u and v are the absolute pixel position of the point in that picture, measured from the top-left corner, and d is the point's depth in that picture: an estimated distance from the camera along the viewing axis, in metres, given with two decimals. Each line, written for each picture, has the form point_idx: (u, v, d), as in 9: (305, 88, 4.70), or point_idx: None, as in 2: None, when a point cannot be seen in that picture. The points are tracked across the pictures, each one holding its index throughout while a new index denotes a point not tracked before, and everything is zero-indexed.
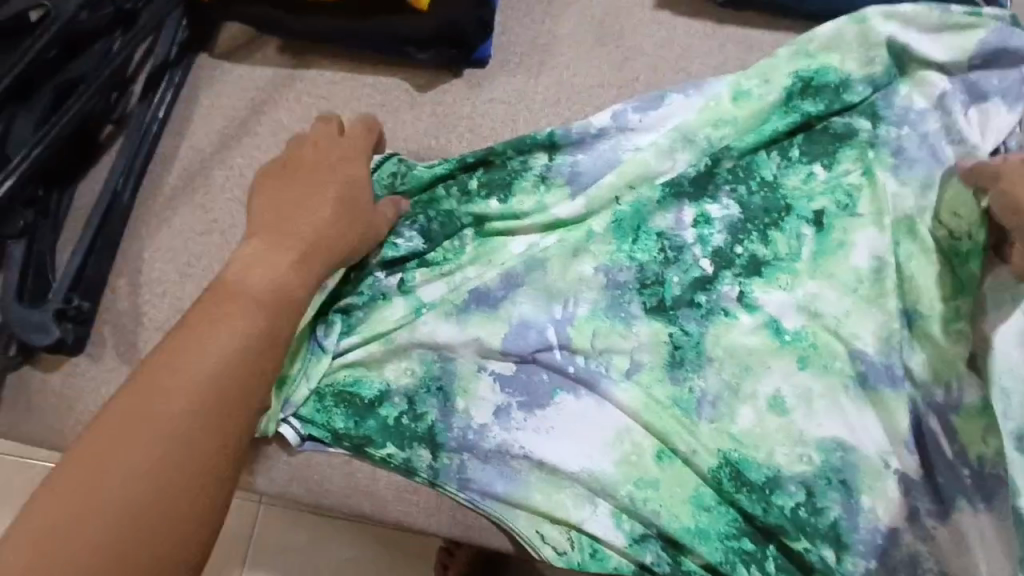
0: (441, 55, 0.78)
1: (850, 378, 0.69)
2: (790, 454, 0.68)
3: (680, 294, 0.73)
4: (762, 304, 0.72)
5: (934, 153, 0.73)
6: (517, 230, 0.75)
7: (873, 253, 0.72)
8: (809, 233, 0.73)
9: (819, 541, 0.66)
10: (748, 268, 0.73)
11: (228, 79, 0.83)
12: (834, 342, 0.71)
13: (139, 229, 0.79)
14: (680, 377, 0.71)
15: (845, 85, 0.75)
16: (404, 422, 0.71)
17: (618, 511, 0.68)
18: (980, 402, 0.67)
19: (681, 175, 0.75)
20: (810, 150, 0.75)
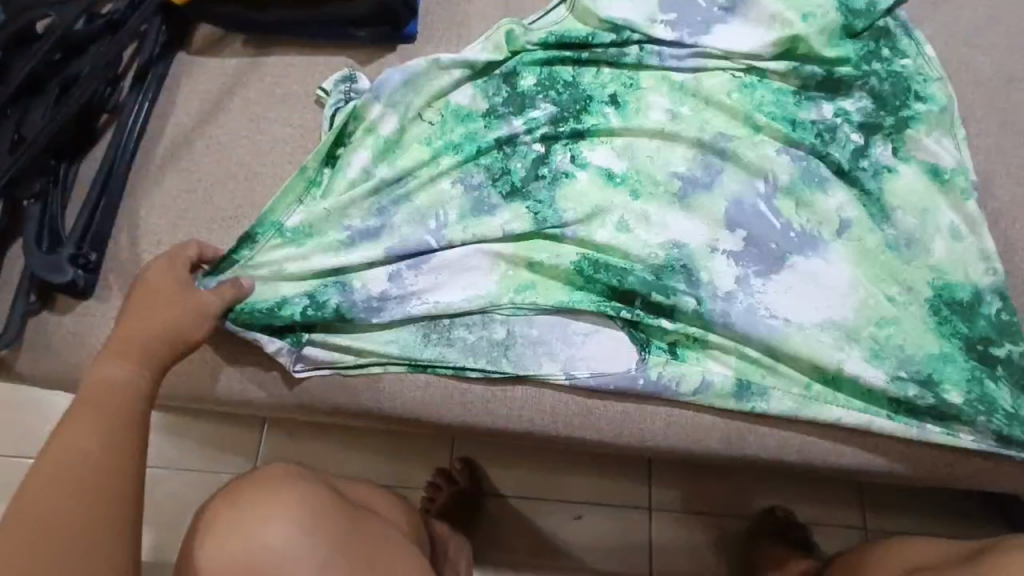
0: (376, 32, 0.96)
1: (673, 197, 0.87)
2: (644, 249, 0.85)
3: (525, 175, 0.90)
4: (589, 161, 0.91)
5: (765, 247, 0.83)
6: (403, 149, 0.92)
7: (649, 252, 0.85)
8: (610, 111, 0.93)
9: (656, 296, 0.83)
10: (572, 135, 0.92)
11: (203, 70, 1.00)
12: (652, 168, 0.89)
13: (135, 194, 0.94)
14: (541, 224, 0.87)
15: (627, 271, 0.84)
16: (309, 314, 0.85)
17: (521, 287, 0.87)
18: (790, 180, 0.86)
19: (507, 231, 0.87)
20: (644, 295, 0.83)
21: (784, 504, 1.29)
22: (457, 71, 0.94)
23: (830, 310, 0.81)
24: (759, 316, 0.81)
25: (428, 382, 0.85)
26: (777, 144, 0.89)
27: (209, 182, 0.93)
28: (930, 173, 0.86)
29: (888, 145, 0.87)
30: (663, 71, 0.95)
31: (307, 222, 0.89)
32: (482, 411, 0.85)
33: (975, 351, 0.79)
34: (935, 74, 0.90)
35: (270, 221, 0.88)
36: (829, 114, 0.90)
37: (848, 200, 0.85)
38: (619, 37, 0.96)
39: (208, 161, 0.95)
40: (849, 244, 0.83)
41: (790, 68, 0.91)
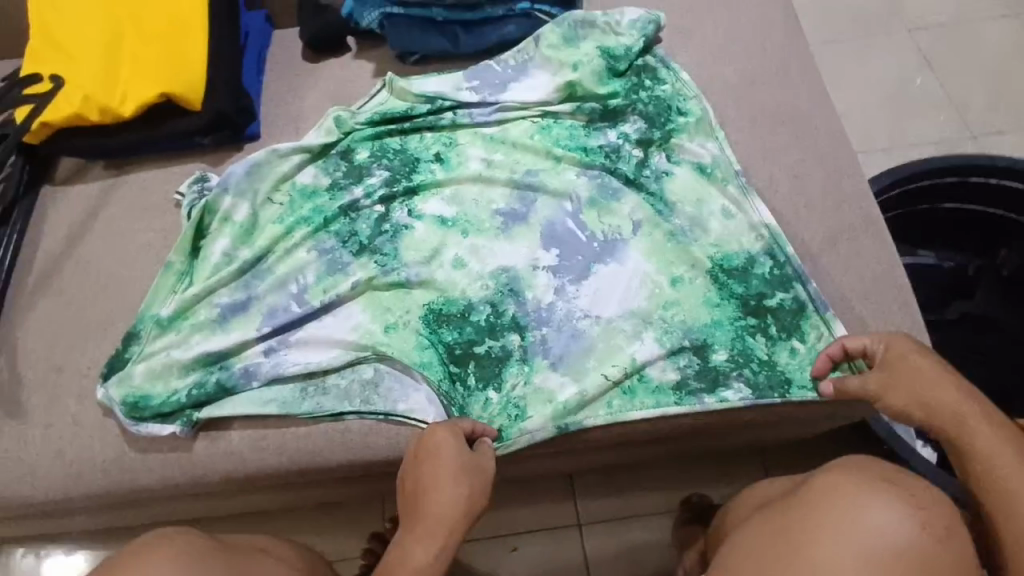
0: (219, 137, 1.09)
1: (498, 230, 1.03)
2: (476, 285, 0.99)
3: (371, 234, 1.03)
4: (424, 211, 1.05)
5: (579, 270, 0.99)
6: (262, 230, 1.03)
7: (481, 284, 0.99)
8: (436, 167, 1.08)
9: (505, 332, 0.96)
10: (407, 193, 1.06)
11: (69, 197, 1.10)
12: (479, 212, 1.05)
13: (12, 319, 1.01)
14: (390, 271, 1.00)
15: (469, 308, 0.98)
16: (195, 394, 0.92)
17: (390, 328, 0.97)
18: (589, 199, 1.04)
19: (356, 284, 0.98)
20: (487, 323, 0.97)
21: (700, 490, 1.39)
22: (297, 156, 1.07)
23: (629, 301, 0.97)
24: (574, 318, 0.97)
25: (310, 430, 0.92)
26: (577, 168, 1.07)
27: (83, 294, 1.01)
28: (698, 170, 1.05)
29: (662, 154, 1.07)
30: (476, 127, 1.11)
31: (181, 308, 0.97)
32: (362, 446, 0.91)
33: (747, 307, 0.96)
34: (692, 91, 1.11)
35: (146, 317, 0.96)
36: (614, 139, 1.09)
37: (638, 205, 1.03)
38: (433, 105, 1.13)
39: (80, 276, 1.03)
40: (643, 241, 1.00)
41: (573, 105, 1.11)
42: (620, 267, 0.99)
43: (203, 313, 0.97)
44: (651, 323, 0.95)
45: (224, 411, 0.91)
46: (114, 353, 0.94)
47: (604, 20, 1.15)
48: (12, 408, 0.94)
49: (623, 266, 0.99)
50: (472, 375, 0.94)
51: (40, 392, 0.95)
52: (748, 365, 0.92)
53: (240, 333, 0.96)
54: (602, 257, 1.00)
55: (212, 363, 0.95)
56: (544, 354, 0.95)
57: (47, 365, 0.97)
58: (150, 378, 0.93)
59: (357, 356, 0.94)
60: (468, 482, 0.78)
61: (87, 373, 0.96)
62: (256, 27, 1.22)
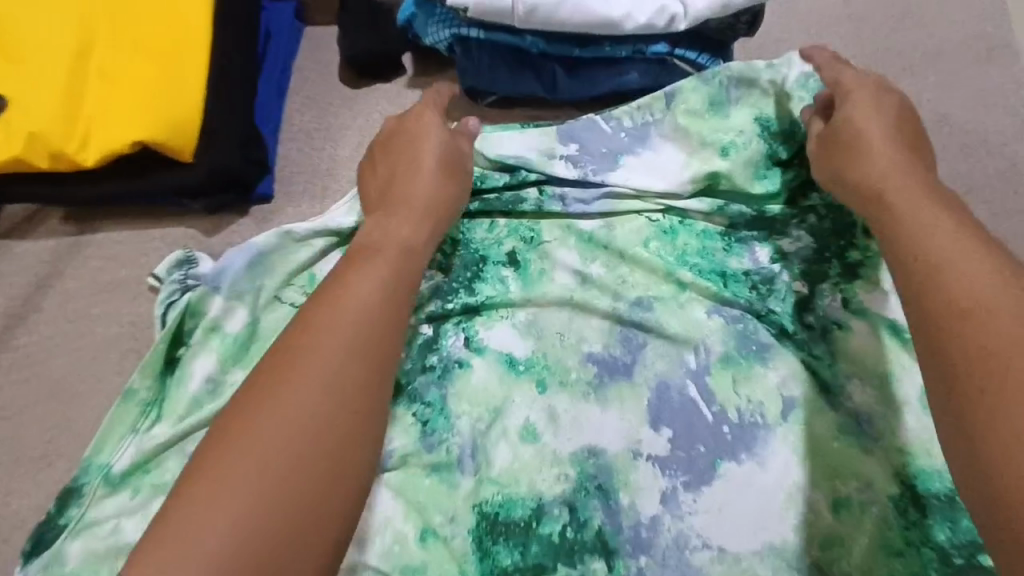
0: (217, 200, 0.78)
1: (588, 387, 0.73)
2: (550, 476, 0.70)
3: (410, 368, 0.74)
4: (487, 343, 0.75)
5: (699, 470, 0.69)
6: (261, 348, 0.73)
7: (557, 474, 0.70)
8: (509, 275, 0.78)
9: (586, 556, 0.66)
10: (465, 312, 0.77)
11: (13, 257, 0.81)
12: (562, 357, 0.74)
13: None
14: (435, 444, 0.71)
15: (537, 512, 0.68)
16: None
17: (424, 534, 0.68)
18: (724, 357, 0.72)
19: (389, 452, 0.71)
20: (560, 540, 0.67)
21: None
22: (320, 240, 0.76)
23: (774, 529, 0.66)
24: (687, 547, 0.66)
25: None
26: (708, 302, 0.75)
27: (18, 407, 0.75)
28: (890, 331, 0.71)
29: (838, 295, 0.74)
30: (568, 218, 0.80)
31: (141, 459, 0.70)
32: None
33: (950, 568, 0.63)
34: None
35: (95, 466, 0.70)
36: (764, 259, 0.77)
37: (792, 373, 0.71)
38: (512, 176, 0.80)
39: (15, 379, 0.76)
40: (797, 432, 0.69)
41: (712, 208, 0.78)
42: (764, 475, 0.68)
43: (168, 467, 0.70)
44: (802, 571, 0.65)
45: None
46: (43, 519, 0.67)
47: (771, 78, 0.80)
48: None
49: (770, 475, 0.68)
50: None
51: None
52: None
53: None
54: (734, 451, 0.69)
55: None
56: None
57: None
58: (85, 567, 0.65)
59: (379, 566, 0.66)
60: (430, 223, 0.70)
61: (13, 531, 0.71)
62: (282, 22, 0.90)
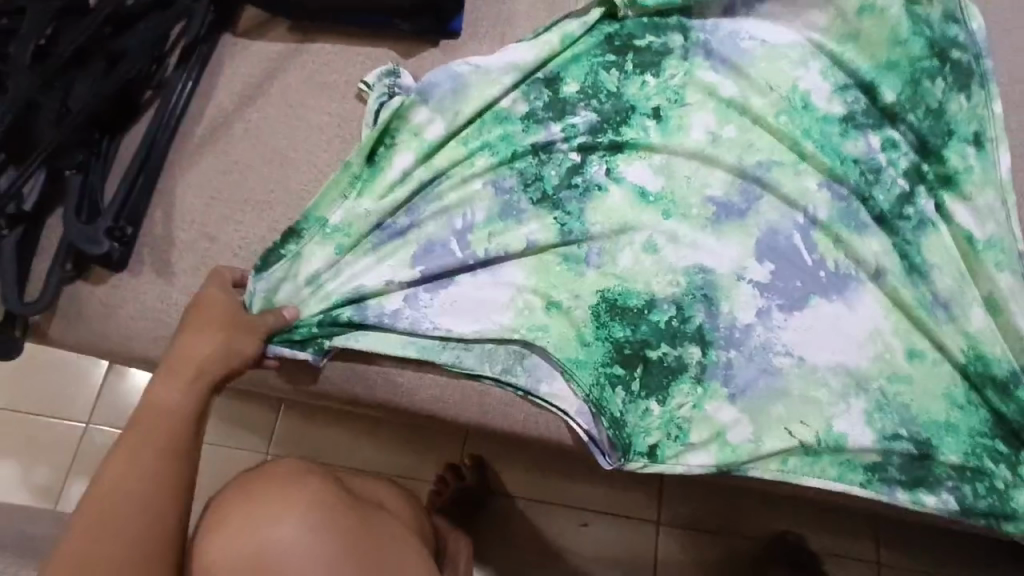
0: (420, 24, 0.97)
1: (706, 219, 0.87)
2: (664, 281, 0.85)
3: (559, 182, 0.90)
4: (624, 175, 0.90)
5: (788, 295, 0.84)
6: (443, 151, 0.91)
7: (671, 278, 0.85)
8: (652, 126, 0.92)
9: (686, 342, 0.83)
10: (611, 148, 0.91)
11: (248, 53, 1.01)
12: (687, 196, 0.89)
13: (174, 172, 0.96)
14: (571, 241, 0.87)
15: (649, 305, 0.84)
16: (327, 320, 0.86)
17: (550, 306, 0.86)
18: (828, 223, 0.85)
19: (531, 241, 0.87)
20: (663, 331, 0.83)
21: (804, 530, 1.20)
22: (509, 76, 0.92)
23: (839, 348, 0.81)
24: (773, 351, 0.82)
25: (444, 386, 0.86)
26: (820, 176, 0.88)
27: (246, 165, 0.95)
28: (968, 238, 0.83)
29: (932, 198, 0.86)
30: (711, 84, 0.92)
31: (346, 221, 0.88)
32: (497, 413, 0.85)
33: (1003, 427, 0.79)
34: (976, 122, 0.87)
35: (309, 216, 0.88)
36: (876, 145, 0.88)
37: (882, 250, 0.84)
38: (662, 45, 0.95)
39: (245, 144, 0.96)
40: (884, 290, 0.83)
41: (831, 68, 0.92)
42: (839, 304, 0.83)
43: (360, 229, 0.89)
44: (859, 381, 0.80)
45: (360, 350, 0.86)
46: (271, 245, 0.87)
47: None
48: (162, 269, 0.91)
49: (843, 308, 0.83)
50: (622, 396, 0.82)
51: (189, 257, 0.91)
52: (973, 482, 0.77)
53: (384, 267, 0.88)
54: (820, 292, 0.83)
55: (353, 290, 0.86)
56: (724, 378, 0.82)
57: (202, 232, 0.92)
58: (292, 296, 0.86)
59: (509, 325, 0.85)
60: None
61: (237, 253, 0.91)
62: None
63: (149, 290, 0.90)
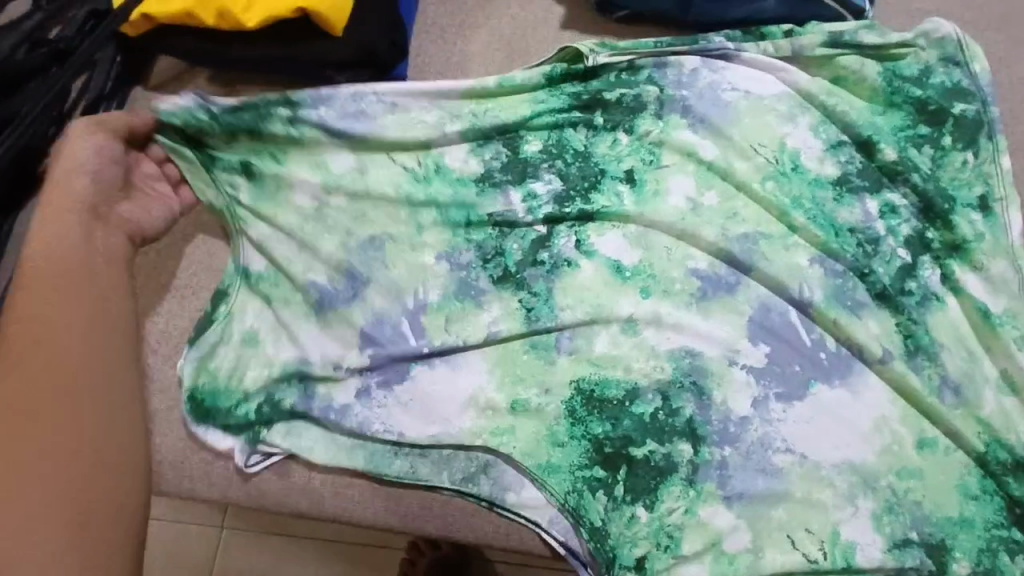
0: (360, 78, 0.86)
1: (691, 298, 0.78)
2: (647, 364, 0.76)
3: (522, 259, 0.79)
4: (596, 248, 0.80)
5: (786, 382, 0.75)
6: (388, 201, 0.81)
7: (653, 364, 0.76)
8: (625, 191, 0.83)
9: (675, 438, 0.74)
10: (581, 217, 0.81)
11: None
12: (668, 271, 0.79)
13: None
14: (537, 328, 0.77)
15: (631, 395, 0.75)
16: (264, 412, 0.74)
17: (515, 404, 0.75)
18: (826, 300, 0.77)
19: (492, 335, 0.76)
20: (647, 427, 0.74)
21: None
22: (459, 128, 0.83)
23: (841, 442, 0.73)
24: (770, 448, 0.73)
25: (400, 501, 0.76)
26: (813, 251, 0.79)
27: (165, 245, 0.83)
28: (980, 314, 0.75)
29: (937, 269, 0.77)
30: (688, 144, 0.83)
31: (273, 269, 0.79)
32: (466, 526, 0.75)
33: (1017, 514, 0.70)
34: (979, 184, 0.80)
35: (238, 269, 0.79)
36: (873, 211, 0.80)
37: (882, 332, 0.76)
38: (634, 98, 0.85)
39: None
40: (888, 377, 0.74)
41: (822, 123, 0.83)
42: (840, 391, 0.74)
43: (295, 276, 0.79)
44: (866, 478, 0.72)
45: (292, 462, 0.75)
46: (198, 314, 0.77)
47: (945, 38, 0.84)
48: None
49: (847, 395, 0.75)
50: (601, 504, 0.72)
51: None
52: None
53: (329, 351, 0.76)
54: (821, 376, 0.75)
55: (291, 378, 0.75)
56: (717, 478, 0.73)
57: None
58: (224, 369, 0.76)
59: (471, 426, 0.74)
60: None
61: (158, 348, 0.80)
62: None
63: None
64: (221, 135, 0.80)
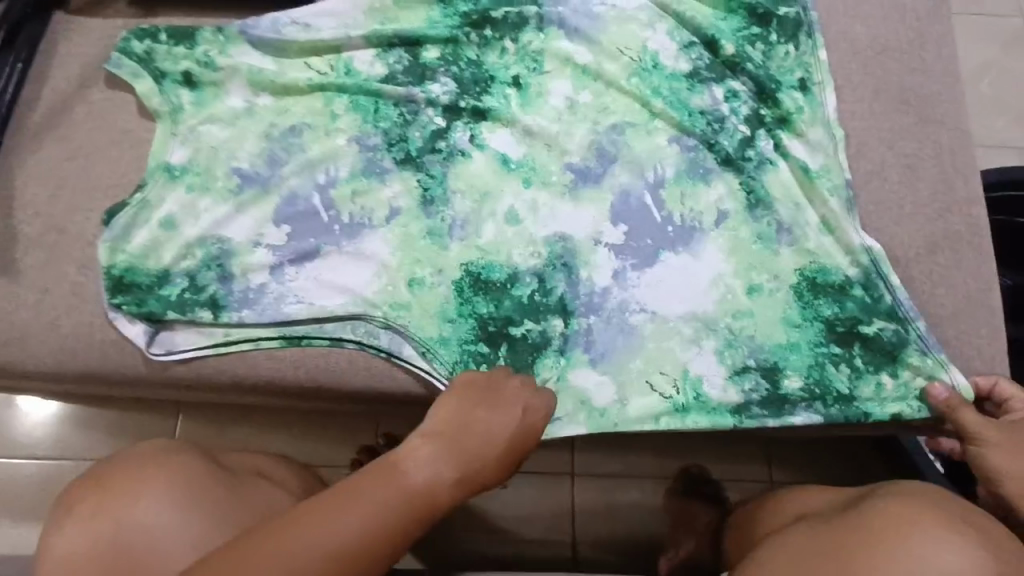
0: None
1: (565, 187, 0.91)
2: (525, 251, 0.89)
3: (422, 145, 0.92)
4: (489, 142, 0.93)
5: (642, 261, 0.89)
6: (303, 96, 0.93)
7: (526, 258, 0.89)
8: (512, 93, 0.95)
9: (549, 314, 0.87)
10: (476, 114, 0.94)
11: (85, 30, 0.95)
12: (549, 160, 0.93)
13: (8, 161, 0.88)
14: (433, 212, 0.89)
15: (511, 280, 0.88)
16: (186, 296, 0.84)
17: (414, 280, 0.87)
18: (677, 174, 0.92)
19: (399, 203, 0.89)
20: (524, 305, 0.87)
21: (698, 463, 1.25)
22: (359, 33, 0.95)
23: (692, 300, 0.88)
24: (628, 312, 0.88)
25: (301, 356, 0.84)
26: (671, 132, 0.94)
27: (94, 149, 0.89)
28: (803, 170, 0.92)
29: (770, 139, 0.93)
30: (566, 52, 0.96)
31: (193, 160, 0.89)
32: (384, 374, 0.85)
33: (833, 333, 0.87)
34: (800, 70, 0.96)
35: (151, 169, 0.88)
36: (719, 97, 0.95)
37: (727, 192, 0.91)
38: (517, 15, 0.98)
39: (91, 130, 0.90)
40: (729, 233, 0.90)
41: (676, 28, 0.98)
42: (692, 248, 0.90)
43: (206, 179, 0.88)
44: (705, 329, 0.87)
45: (212, 348, 0.83)
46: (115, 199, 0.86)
47: None
48: (5, 265, 0.84)
49: (695, 254, 0.90)
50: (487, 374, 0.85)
51: (36, 252, 0.85)
52: (821, 397, 0.85)
53: (243, 240, 0.87)
54: (665, 248, 0.90)
55: (208, 260, 0.85)
56: (584, 347, 0.87)
57: (48, 224, 0.86)
58: (142, 249, 0.85)
59: (375, 297, 0.86)
60: None
61: (91, 241, 0.86)
62: None
63: None
64: (163, 48, 0.93)
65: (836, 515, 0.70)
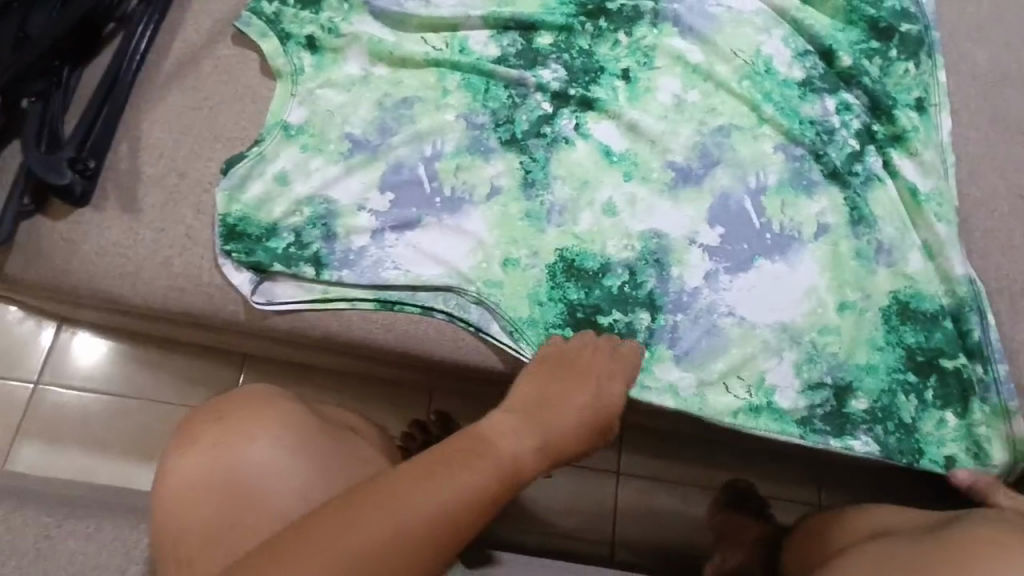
0: None
1: (664, 185, 0.92)
2: (619, 244, 0.90)
3: (528, 128, 0.93)
4: (593, 132, 0.94)
5: (735, 263, 0.89)
6: (417, 69, 0.95)
7: (620, 246, 0.89)
8: (621, 85, 0.96)
9: (637, 308, 0.87)
10: (583, 104, 0.95)
11: None
12: (650, 156, 0.93)
13: (138, 105, 0.93)
14: (533, 195, 0.91)
15: (603, 269, 0.89)
16: (291, 250, 0.87)
17: (509, 260, 0.88)
18: (779, 183, 0.91)
19: (500, 182, 0.91)
20: (614, 296, 0.88)
21: (750, 479, 1.23)
22: (479, 12, 0.97)
23: (783, 309, 0.87)
24: (716, 313, 0.87)
25: (392, 319, 0.87)
26: (777, 139, 0.93)
27: (218, 103, 0.94)
28: (911, 191, 0.90)
29: (880, 156, 0.92)
30: (679, 50, 0.96)
31: (309, 121, 0.92)
32: (466, 351, 0.87)
33: (913, 361, 0.86)
34: (918, 89, 0.95)
35: (269, 125, 0.92)
36: (831, 108, 0.94)
37: (831, 206, 0.90)
38: (633, 9, 0.98)
39: (216, 83, 0.95)
40: (827, 247, 0.89)
41: (792, 35, 0.97)
42: (786, 258, 0.89)
43: (320, 140, 0.92)
44: (793, 337, 0.87)
45: (310, 302, 0.86)
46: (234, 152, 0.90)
47: None
48: (127, 202, 0.89)
49: (790, 266, 0.89)
50: None
51: (156, 192, 0.89)
52: (884, 422, 0.84)
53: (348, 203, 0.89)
54: (761, 254, 0.89)
55: (314, 219, 0.89)
56: (669, 343, 0.86)
57: (169, 168, 0.90)
58: (255, 200, 0.89)
59: (469, 272, 0.87)
60: None
61: (208, 189, 0.90)
62: None
63: (112, 224, 0.88)
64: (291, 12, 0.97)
65: (913, 534, 0.70)
